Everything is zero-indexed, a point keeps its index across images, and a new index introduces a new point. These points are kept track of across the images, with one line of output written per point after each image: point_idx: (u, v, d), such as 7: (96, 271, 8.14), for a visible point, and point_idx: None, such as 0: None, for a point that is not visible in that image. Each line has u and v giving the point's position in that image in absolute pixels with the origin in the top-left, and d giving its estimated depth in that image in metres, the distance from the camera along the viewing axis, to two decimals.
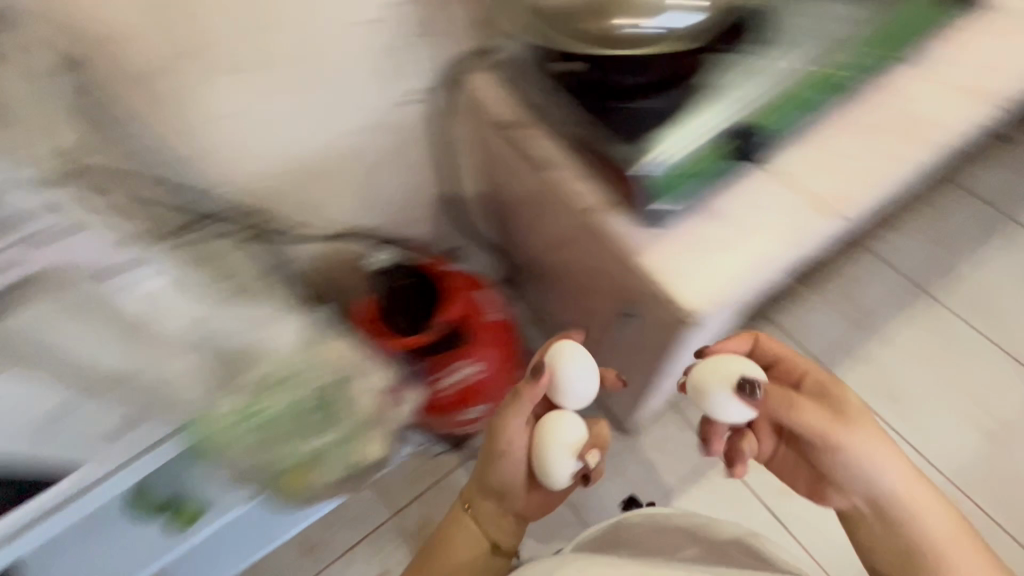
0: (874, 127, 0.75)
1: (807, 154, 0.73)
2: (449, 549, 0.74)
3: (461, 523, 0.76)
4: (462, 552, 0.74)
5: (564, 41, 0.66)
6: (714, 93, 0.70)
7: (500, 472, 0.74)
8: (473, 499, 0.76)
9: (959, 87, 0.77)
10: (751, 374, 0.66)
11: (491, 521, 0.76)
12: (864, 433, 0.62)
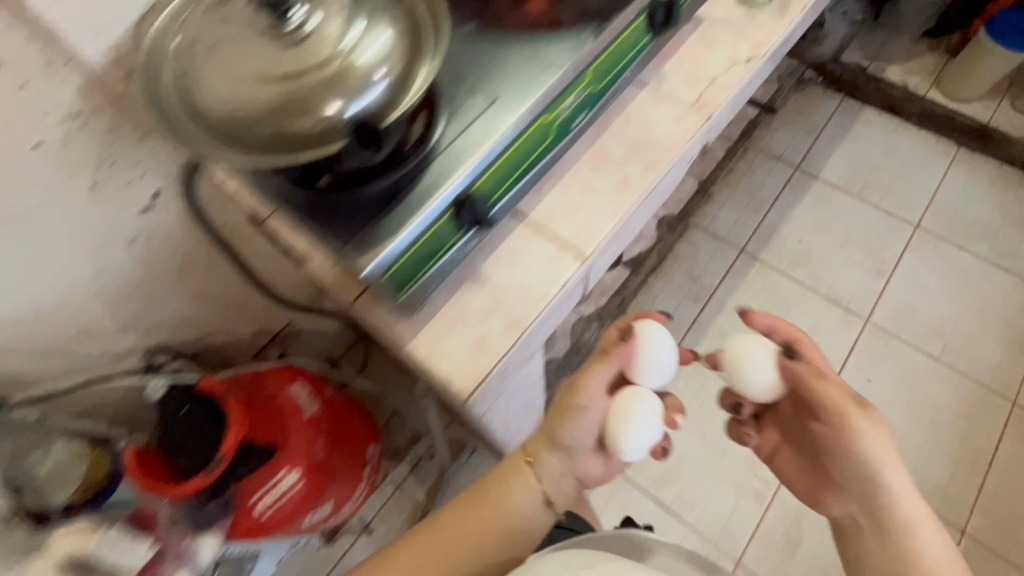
0: (614, 160, 0.77)
1: (560, 200, 0.74)
2: (469, 517, 0.73)
3: (519, 484, 0.76)
4: (511, 512, 0.75)
5: (271, 155, 0.58)
6: (445, 161, 0.65)
7: (564, 447, 0.77)
8: (531, 465, 0.76)
9: (688, 103, 0.81)
10: (761, 362, 0.75)
11: (536, 492, 0.76)
12: (863, 420, 0.68)
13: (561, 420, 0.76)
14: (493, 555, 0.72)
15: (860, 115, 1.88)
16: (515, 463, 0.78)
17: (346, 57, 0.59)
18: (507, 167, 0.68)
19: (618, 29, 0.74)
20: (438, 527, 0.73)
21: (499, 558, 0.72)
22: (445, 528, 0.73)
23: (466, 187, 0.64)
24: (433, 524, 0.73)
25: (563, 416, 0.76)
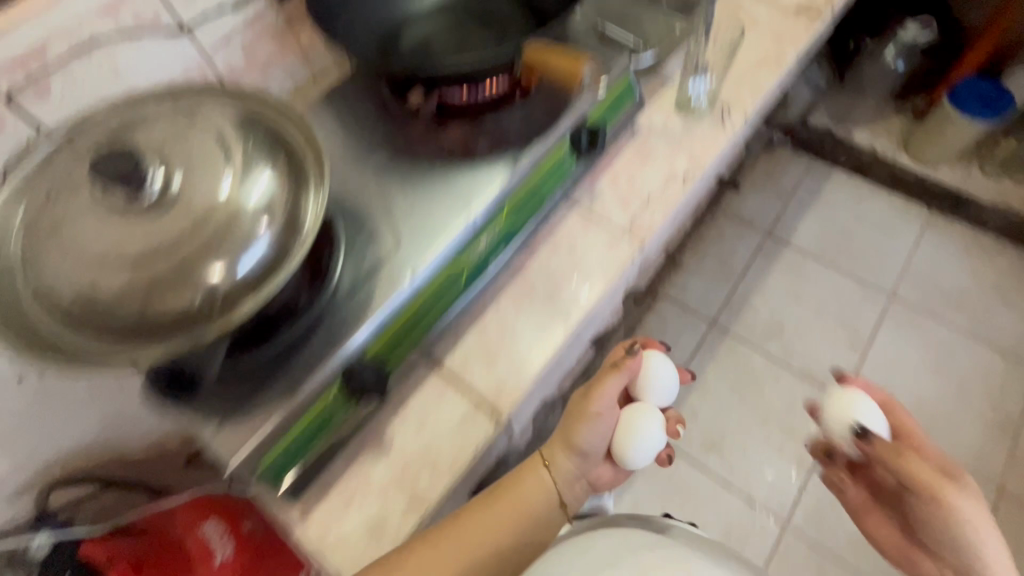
0: (538, 297, 0.71)
1: (479, 346, 0.68)
2: (492, 511, 0.66)
3: (533, 484, 0.69)
4: (530, 510, 0.69)
5: (132, 342, 0.51)
6: (336, 322, 0.60)
7: (581, 451, 0.72)
8: (547, 468, 0.70)
9: (622, 228, 0.75)
10: (865, 415, 0.78)
11: (531, 489, 0.69)
12: (964, 502, 0.66)
13: (576, 423, 0.71)
14: (507, 542, 0.66)
15: (830, 178, 1.85)
16: (558, 441, 0.71)
17: (224, 217, 0.53)
18: (409, 323, 0.63)
19: (536, 161, 0.69)
20: (432, 539, 0.60)
21: (510, 543, 0.66)
22: (474, 518, 0.65)
23: (355, 354, 0.59)
24: (433, 532, 0.61)
25: (576, 399, 0.72)
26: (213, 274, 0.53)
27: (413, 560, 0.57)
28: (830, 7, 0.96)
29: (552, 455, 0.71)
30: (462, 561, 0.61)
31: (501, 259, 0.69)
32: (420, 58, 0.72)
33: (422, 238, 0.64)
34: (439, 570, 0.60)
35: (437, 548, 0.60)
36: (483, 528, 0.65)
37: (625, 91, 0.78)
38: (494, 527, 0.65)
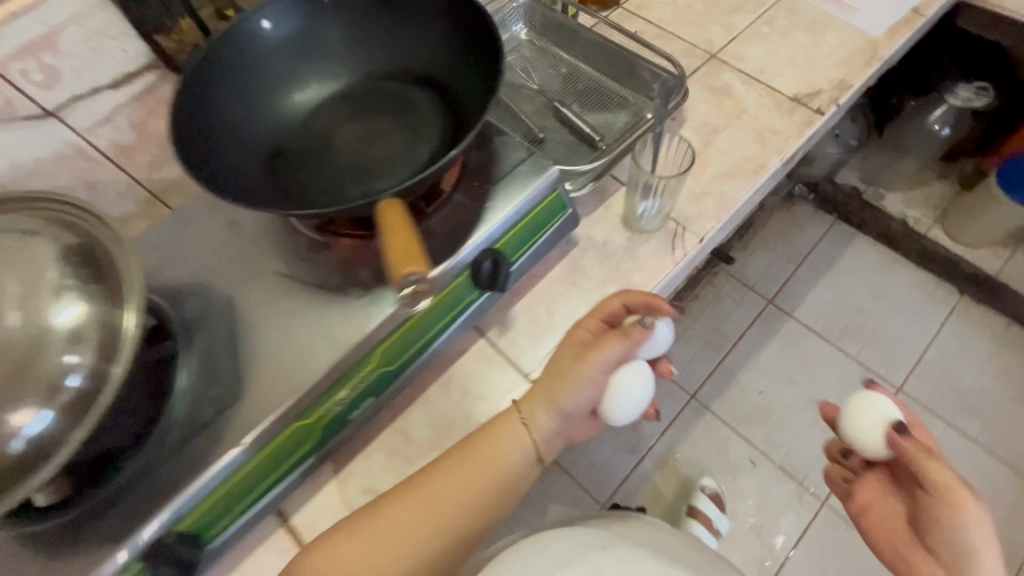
0: (414, 448, 0.63)
1: (336, 503, 0.60)
2: (466, 467, 0.58)
3: (509, 433, 0.59)
4: (506, 465, 0.59)
5: None
6: (154, 484, 0.52)
7: (564, 409, 0.60)
8: (524, 422, 0.60)
9: (527, 372, 0.66)
10: (886, 411, 0.60)
11: (506, 444, 0.59)
12: (972, 511, 0.52)
13: (559, 382, 0.60)
14: (479, 497, 0.58)
15: (851, 244, 1.65)
16: (538, 400, 0.60)
17: (16, 353, 0.47)
18: (243, 487, 0.55)
19: (422, 299, 0.60)
20: (398, 499, 0.56)
21: (483, 500, 0.58)
22: (443, 479, 0.57)
23: (167, 526, 0.51)
24: (402, 490, 0.57)
25: (557, 358, 0.61)
26: (11, 422, 0.45)
27: (391, 516, 0.55)
28: (833, 103, 0.82)
29: (530, 412, 0.60)
30: (413, 520, 0.55)
31: (372, 406, 0.61)
32: (313, 162, 0.63)
33: (274, 385, 0.56)
34: (395, 531, 0.55)
35: (408, 510, 0.55)
36: (447, 479, 0.57)
37: (552, 208, 0.67)
38: (466, 489, 0.57)
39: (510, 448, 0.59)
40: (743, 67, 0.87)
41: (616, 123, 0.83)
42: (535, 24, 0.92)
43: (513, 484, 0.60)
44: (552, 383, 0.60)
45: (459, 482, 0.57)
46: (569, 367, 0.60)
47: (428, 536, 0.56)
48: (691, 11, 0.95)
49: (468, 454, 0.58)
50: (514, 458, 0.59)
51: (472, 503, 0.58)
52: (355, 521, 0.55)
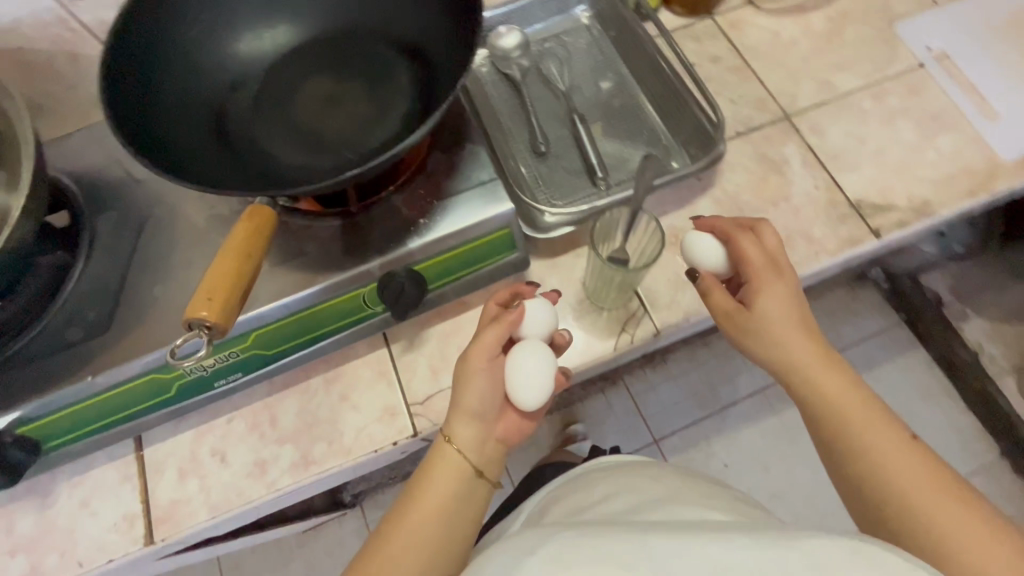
0: (275, 431, 0.61)
1: (187, 453, 0.61)
2: (410, 512, 0.51)
3: (442, 460, 0.52)
4: (448, 489, 0.52)
5: None
6: (4, 385, 0.53)
7: (477, 411, 0.53)
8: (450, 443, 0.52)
9: (411, 402, 0.62)
10: (716, 249, 0.58)
11: (440, 468, 0.52)
12: (768, 296, 0.53)
13: (460, 387, 0.53)
14: (434, 535, 0.50)
15: (902, 355, 1.34)
16: (463, 423, 0.53)
17: None
18: (97, 410, 0.56)
19: (317, 295, 0.55)
20: (364, 561, 0.49)
21: (438, 533, 0.50)
22: (399, 531, 0.50)
23: (9, 426, 0.53)
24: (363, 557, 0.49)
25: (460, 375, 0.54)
26: None
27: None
28: (898, 226, 0.66)
29: (455, 434, 0.52)
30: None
31: (242, 380, 0.60)
32: (265, 108, 0.59)
33: (142, 332, 0.54)
34: None
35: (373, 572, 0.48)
36: (399, 528, 0.50)
37: (497, 244, 0.60)
38: (420, 531, 0.50)
39: (446, 464, 0.52)
40: (813, 144, 0.71)
41: (632, 160, 0.71)
42: (601, 14, 0.80)
43: (463, 489, 0.52)
44: (468, 399, 0.53)
45: (413, 525, 0.50)
46: (480, 375, 0.52)
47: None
48: (791, 51, 0.77)
49: (411, 491, 0.52)
50: (449, 469, 0.52)
51: (431, 533, 0.50)
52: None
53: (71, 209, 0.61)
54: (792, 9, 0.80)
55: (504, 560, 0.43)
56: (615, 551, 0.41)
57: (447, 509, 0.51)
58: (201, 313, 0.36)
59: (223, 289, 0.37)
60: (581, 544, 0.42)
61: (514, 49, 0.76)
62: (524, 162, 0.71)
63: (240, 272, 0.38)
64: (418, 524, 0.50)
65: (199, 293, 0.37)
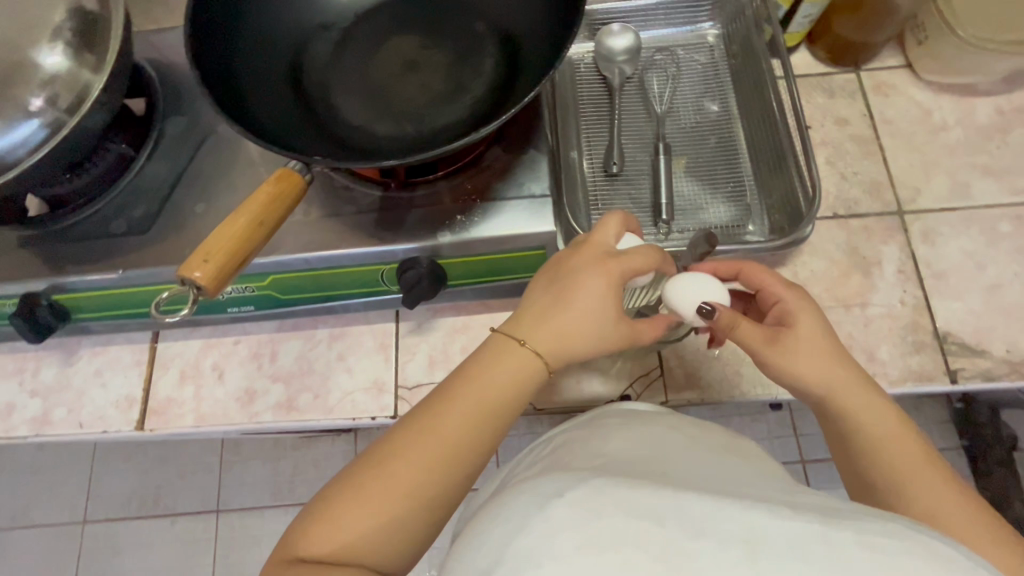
0: (271, 367, 0.63)
1: (193, 359, 0.65)
2: (463, 402, 0.42)
3: (510, 358, 0.44)
4: (512, 389, 0.43)
5: None
6: (51, 253, 0.57)
7: (577, 321, 0.44)
8: (527, 345, 0.44)
9: (401, 384, 0.62)
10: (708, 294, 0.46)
11: (507, 367, 0.44)
12: (803, 319, 0.45)
13: (562, 300, 0.44)
14: (487, 432, 0.42)
15: None
16: (554, 334, 0.44)
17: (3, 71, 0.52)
18: (125, 299, 0.60)
19: (338, 260, 0.55)
20: (403, 448, 0.41)
21: (489, 432, 0.42)
22: (449, 420, 0.42)
23: (46, 291, 0.58)
24: (399, 442, 0.41)
25: (571, 288, 0.44)
26: None
27: (400, 472, 0.40)
28: (982, 378, 0.56)
29: (538, 337, 0.44)
30: (422, 470, 0.40)
31: (252, 312, 0.62)
32: (348, 60, 0.58)
33: (175, 242, 0.56)
34: (406, 487, 0.40)
35: (412, 459, 0.40)
36: (446, 417, 0.42)
37: (529, 261, 0.57)
38: (473, 429, 0.42)
39: (520, 360, 0.44)
40: (919, 252, 0.61)
41: (705, 210, 0.65)
42: (729, 37, 0.71)
43: (527, 393, 0.44)
44: (572, 313, 0.44)
45: (465, 417, 0.42)
46: (594, 294, 0.44)
47: (440, 475, 0.40)
48: (936, 137, 0.66)
49: (465, 385, 0.43)
50: (521, 364, 0.44)
51: (480, 431, 0.42)
52: (360, 477, 0.40)
53: (148, 100, 0.63)
54: (958, 88, 0.68)
55: (525, 502, 0.34)
56: (658, 506, 0.32)
57: (504, 411, 0.43)
58: (194, 272, 0.40)
59: (223, 254, 0.40)
60: (616, 492, 0.33)
61: (621, 52, 0.69)
62: (591, 180, 0.66)
63: (244, 239, 0.41)
64: (471, 417, 0.42)
65: (198, 253, 0.40)
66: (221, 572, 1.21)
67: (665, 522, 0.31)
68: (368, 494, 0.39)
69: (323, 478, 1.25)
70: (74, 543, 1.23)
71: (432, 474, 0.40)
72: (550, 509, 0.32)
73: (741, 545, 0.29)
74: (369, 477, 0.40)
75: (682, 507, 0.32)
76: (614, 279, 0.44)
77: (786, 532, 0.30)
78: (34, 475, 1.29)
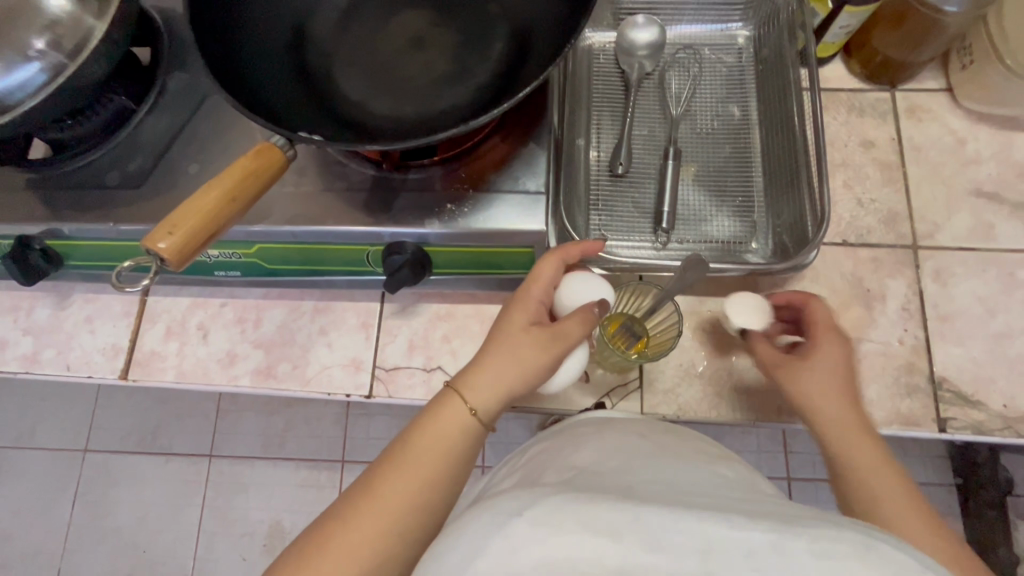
0: (255, 333, 0.64)
1: (179, 316, 0.65)
2: (405, 461, 0.42)
3: (447, 409, 0.44)
4: (453, 440, 0.43)
5: None
6: (47, 198, 0.58)
7: (505, 346, 0.45)
8: (461, 395, 0.44)
9: (379, 364, 0.62)
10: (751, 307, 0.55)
11: (447, 421, 0.43)
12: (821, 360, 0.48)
13: (490, 340, 0.46)
14: (433, 487, 0.41)
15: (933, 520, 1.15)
16: (488, 379, 0.44)
17: (17, 13, 0.53)
18: (115, 251, 0.60)
19: (323, 238, 0.54)
20: (345, 517, 0.39)
21: (434, 486, 0.41)
22: (392, 483, 0.41)
23: (40, 236, 0.58)
24: (342, 512, 0.40)
25: (496, 327, 0.47)
26: None
27: (343, 542, 0.39)
28: (973, 431, 0.54)
29: (469, 381, 0.44)
30: (363, 537, 0.39)
31: (239, 278, 0.62)
32: (357, 31, 0.57)
33: (166, 200, 0.56)
34: (351, 554, 0.38)
35: (355, 527, 0.39)
36: (389, 478, 0.41)
37: (515, 257, 0.56)
38: (417, 489, 0.41)
39: (451, 405, 0.44)
40: (927, 291, 0.58)
41: (708, 222, 0.63)
42: (760, 40, 0.68)
43: (469, 444, 0.44)
44: (498, 350, 0.45)
45: (407, 476, 0.41)
46: (519, 325, 0.46)
47: (385, 536, 0.39)
48: (966, 171, 0.62)
49: (404, 444, 0.43)
50: (454, 413, 0.43)
51: (424, 488, 0.41)
52: (303, 551, 0.39)
53: (153, 52, 0.62)
54: (999, 119, 0.63)
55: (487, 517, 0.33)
56: (615, 520, 0.31)
57: (448, 464, 0.42)
58: (159, 243, 0.39)
59: (193, 227, 0.40)
60: (573, 505, 0.32)
61: (643, 46, 0.66)
62: (594, 179, 0.64)
63: (214, 214, 0.41)
64: (415, 474, 0.41)
65: (164, 225, 0.40)
66: (207, 515, 1.25)
67: (621, 537, 0.30)
68: (312, 564, 0.38)
69: (312, 437, 1.28)
70: (74, 468, 1.28)
71: (375, 538, 0.39)
72: (510, 527, 0.31)
73: (699, 560, 0.29)
74: (314, 547, 0.39)
75: (642, 519, 0.31)
76: (527, 306, 0.47)
77: (741, 543, 0.30)
78: (41, 400, 1.34)
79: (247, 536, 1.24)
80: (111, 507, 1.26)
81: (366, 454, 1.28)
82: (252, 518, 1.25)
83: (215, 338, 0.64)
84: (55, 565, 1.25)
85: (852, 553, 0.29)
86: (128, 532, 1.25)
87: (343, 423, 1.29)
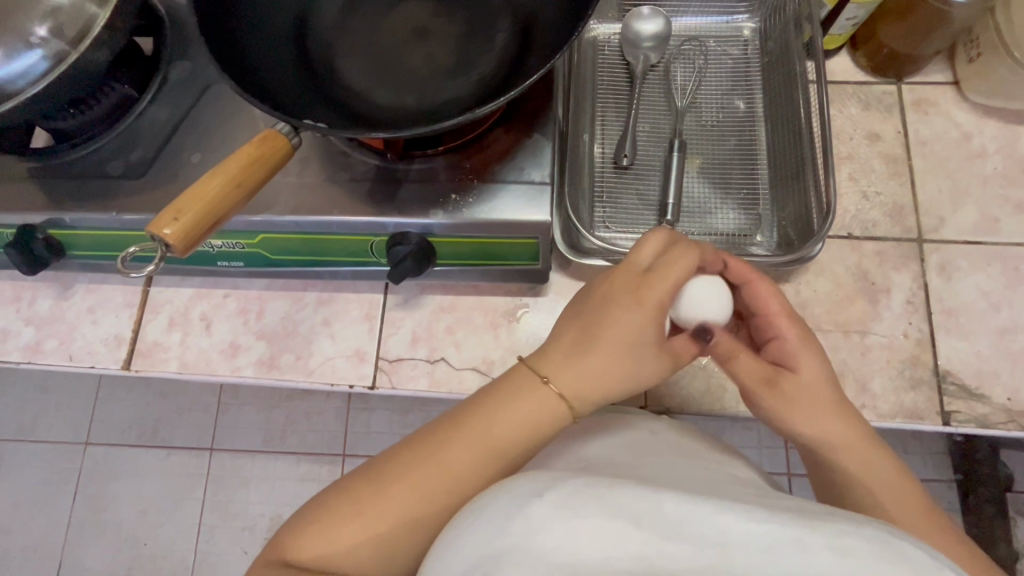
0: (257, 324, 0.64)
1: (182, 307, 0.65)
2: (471, 436, 0.39)
3: (534, 396, 0.40)
4: (531, 430, 0.40)
5: None
6: (49, 187, 0.57)
7: (610, 347, 0.40)
8: (550, 384, 0.40)
9: (382, 355, 0.62)
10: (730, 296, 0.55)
11: (528, 407, 0.40)
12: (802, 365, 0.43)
13: (592, 329, 0.41)
14: (496, 473, 0.39)
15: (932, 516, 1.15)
16: (584, 374, 0.40)
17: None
18: (118, 241, 0.60)
19: (326, 227, 0.54)
20: (395, 472, 0.39)
21: (498, 472, 0.39)
22: (454, 455, 0.39)
23: (43, 225, 0.58)
24: (393, 463, 0.40)
25: (605, 315, 0.41)
26: None
27: (392, 497, 0.38)
28: (977, 424, 0.54)
29: (561, 372, 0.40)
30: (412, 498, 0.38)
31: (243, 268, 0.62)
32: (363, 20, 0.57)
33: (171, 188, 0.56)
34: (399, 511, 0.38)
35: (406, 484, 0.38)
36: (451, 448, 0.39)
37: (520, 247, 0.55)
38: (478, 469, 0.39)
39: (542, 394, 0.40)
40: (932, 285, 0.58)
41: (714, 215, 0.62)
42: (766, 32, 0.67)
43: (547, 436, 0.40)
44: (603, 345, 0.40)
45: (471, 453, 0.39)
46: (635, 325, 0.40)
47: (435, 503, 0.38)
48: (971, 164, 0.62)
49: (476, 419, 0.40)
50: (537, 398, 0.40)
51: (485, 469, 0.39)
52: (349, 494, 0.39)
53: (157, 40, 0.62)
54: (1005, 113, 0.63)
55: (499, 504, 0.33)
56: (634, 505, 0.31)
57: (519, 454, 0.39)
58: (164, 229, 0.39)
59: (197, 214, 0.40)
60: (592, 491, 0.32)
61: (649, 38, 0.65)
62: (600, 170, 0.64)
63: (218, 201, 0.41)
64: (480, 452, 0.39)
65: (169, 211, 0.40)
66: (208, 508, 1.25)
67: (640, 524, 0.30)
68: (358, 510, 0.38)
69: (312, 430, 1.28)
70: (75, 461, 1.29)
71: (424, 503, 0.38)
72: (529, 510, 0.31)
73: (718, 548, 0.29)
74: (363, 492, 0.39)
75: (659, 507, 0.31)
76: (647, 305, 0.41)
77: (756, 533, 0.30)
78: (42, 394, 1.34)
79: (248, 530, 1.24)
80: (112, 499, 1.26)
81: (366, 448, 1.28)
82: (253, 511, 1.25)
83: (218, 328, 0.64)
84: (57, 557, 1.25)
85: (869, 544, 0.29)
86: (129, 525, 1.25)
87: (344, 417, 1.29)
